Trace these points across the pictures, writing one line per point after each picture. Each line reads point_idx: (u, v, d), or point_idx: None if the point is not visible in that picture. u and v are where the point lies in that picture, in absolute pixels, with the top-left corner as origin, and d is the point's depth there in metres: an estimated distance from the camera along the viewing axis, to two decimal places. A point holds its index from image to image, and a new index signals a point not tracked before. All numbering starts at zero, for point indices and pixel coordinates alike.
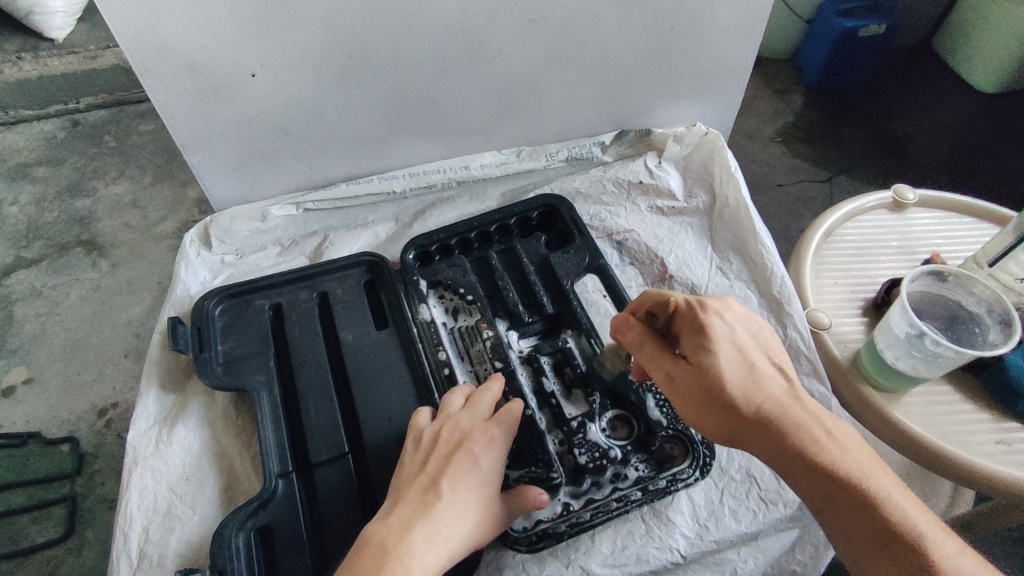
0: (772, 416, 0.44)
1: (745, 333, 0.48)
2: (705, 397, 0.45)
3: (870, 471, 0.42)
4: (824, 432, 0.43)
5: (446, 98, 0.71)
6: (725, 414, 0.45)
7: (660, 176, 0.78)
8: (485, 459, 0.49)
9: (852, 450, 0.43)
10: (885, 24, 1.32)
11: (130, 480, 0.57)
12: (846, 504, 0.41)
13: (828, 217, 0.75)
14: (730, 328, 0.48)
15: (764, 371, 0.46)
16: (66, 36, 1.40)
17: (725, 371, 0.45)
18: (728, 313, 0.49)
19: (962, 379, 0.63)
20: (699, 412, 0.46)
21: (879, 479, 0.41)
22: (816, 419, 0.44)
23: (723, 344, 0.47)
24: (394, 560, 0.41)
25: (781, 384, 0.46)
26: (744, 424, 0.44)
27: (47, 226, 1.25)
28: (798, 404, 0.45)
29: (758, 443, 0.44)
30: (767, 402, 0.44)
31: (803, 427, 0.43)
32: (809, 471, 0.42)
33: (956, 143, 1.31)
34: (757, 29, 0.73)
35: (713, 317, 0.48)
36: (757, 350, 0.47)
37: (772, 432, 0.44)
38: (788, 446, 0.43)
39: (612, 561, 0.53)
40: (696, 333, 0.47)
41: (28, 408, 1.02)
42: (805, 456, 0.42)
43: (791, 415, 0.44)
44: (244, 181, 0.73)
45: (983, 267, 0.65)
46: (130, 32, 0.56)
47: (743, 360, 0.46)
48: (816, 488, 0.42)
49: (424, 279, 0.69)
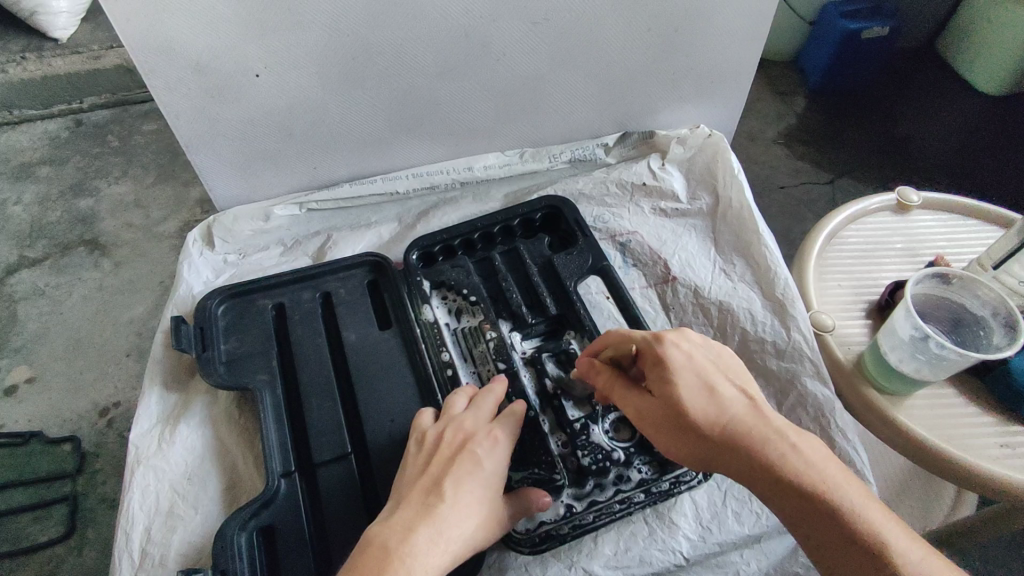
0: (735, 441, 0.44)
1: (705, 359, 0.48)
2: (673, 430, 0.46)
3: (839, 483, 0.41)
4: (789, 448, 0.43)
5: (450, 99, 0.71)
6: (692, 444, 0.45)
7: (664, 177, 0.78)
8: (489, 461, 0.49)
9: (821, 463, 0.42)
10: (888, 26, 1.32)
11: (132, 480, 0.57)
12: (819, 521, 0.40)
13: (832, 219, 0.75)
14: (688, 356, 0.48)
15: (727, 395, 0.46)
16: (70, 36, 1.41)
17: (685, 401, 0.45)
18: (686, 341, 0.49)
19: (967, 382, 0.62)
20: (671, 445, 0.46)
21: (850, 492, 0.41)
22: (781, 435, 0.43)
23: (683, 373, 0.47)
24: (397, 561, 0.40)
25: (744, 405, 0.45)
26: (713, 452, 0.44)
27: (50, 226, 1.25)
28: (764, 423, 0.44)
29: (727, 469, 0.44)
30: (731, 426, 0.44)
31: (769, 446, 0.43)
32: (781, 492, 0.42)
33: (959, 146, 1.31)
34: (761, 32, 0.73)
35: (669, 347, 0.48)
36: (719, 374, 0.47)
37: (741, 457, 0.43)
38: (752, 469, 0.43)
39: (615, 562, 0.53)
40: (655, 365, 0.48)
41: (31, 407, 1.02)
42: (773, 477, 0.42)
43: (755, 435, 0.43)
44: (248, 181, 0.73)
45: (987, 270, 0.65)
46: (135, 32, 0.56)
47: (703, 387, 0.46)
48: (790, 508, 0.41)
49: (427, 279, 0.69)
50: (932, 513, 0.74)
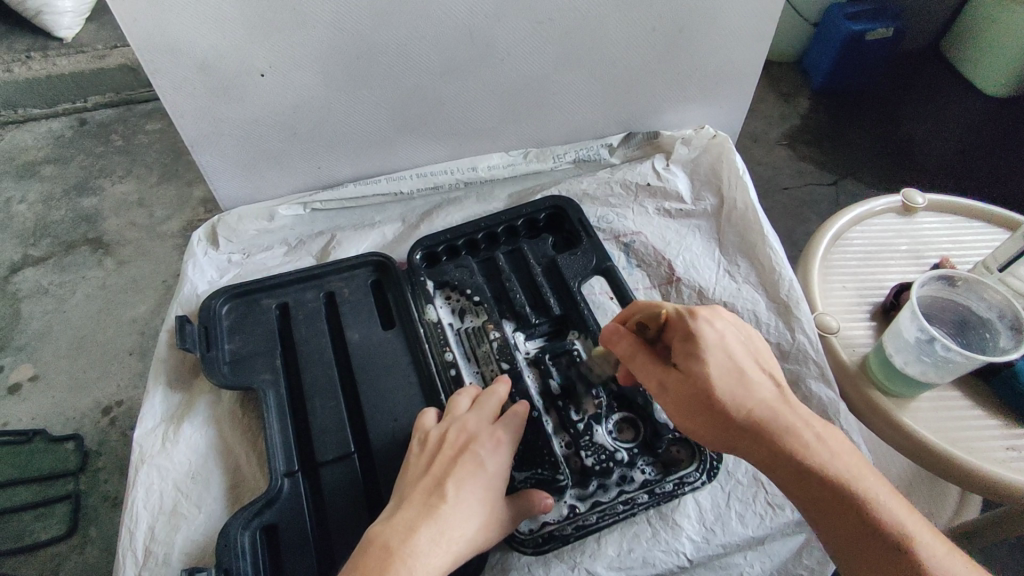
0: (762, 423, 0.43)
1: (735, 339, 0.48)
2: (697, 405, 0.45)
3: (859, 474, 0.42)
4: (814, 435, 0.43)
5: (454, 99, 0.71)
6: (716, 421, 0.45)
7: (668, 178, 0.78)
8: (490, 462, 0.49)
9: (842, 454, 0.43)
10: (892, 27, 1.32)
11: (136, 478, 0.57)
12: (838, 509, 0.40)
13: (836, 221, 0.75)
14: (721, 335, 0.47)
15: (756, 377, 0.46)
16: (74, 36, 1.41)
17: (715, 379, 0.45)
18: (718, 320, 0.48)
19: (971, 384, 0.62)
20: (692, 420, 0.46)
21: (869, 483, 0.41)
22: (806, 423, 0.44)
23: (714, 351, 0.46)
24: (398, 561, 0.41)
25: (771, 389, 0.45)
26: (736, 432, 0.44)
27: (53, 225, 1.25)
28: (789, 409, 0.44)
29: (750, 449, 0.44)
30: (758, 408, 0.44)
31: (793, 433, 0.43)
32: (801, 478, 0.42)
33: (963, 148, 1.30)
34: (766, 32, 0.73)
35: (703, 325, 0.47)
36: (748, 356, 0.47)
37: (765, 440, 0.43)
38: (777, 451, 0.43)
39: (618, 563, 0.53)
40: (686, 342, 0.47)
41: (34, 405, 1.03)
42: (796, 463, 0.42)
43: (781, 421, 0.43)
44: (251, 180, 0.73)
45: (993, 271, 0.65)
46: (141, 31, 0.56)
47: (733, 366, 0.45)
48: (807, 495, 0.42)
49: (430, 279, 0.69)
50: (936, 515, 0.74)
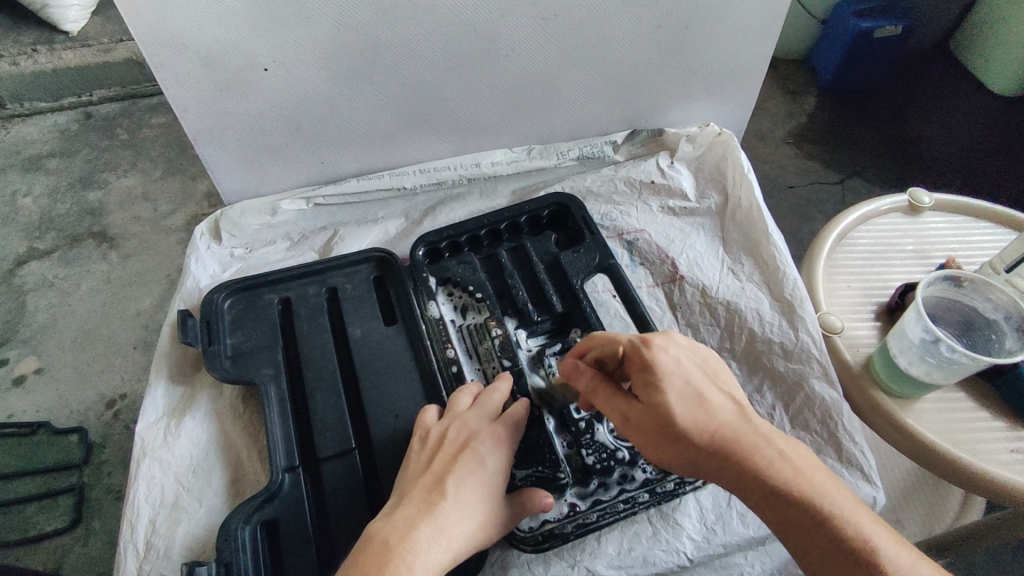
0: (727, 450, 0.43)
1: (692, 363, 0.47)
2: (660, 435, 0.44)
3: (826, 489, 0.41)
4: (777, 455, 0.42)
5: (458, 94, 0.70)
6: (681, 451, 0.44)
7: (671, 176, 0.78)
8: (491, 460, 0.49)
9: (805, 470, 0.42)
10: (900, 26, 1.30)
11: (138, 472, 0.58)
12: (807, 529, 0.40)
13: (842, 219, 0.74)
14: (677, 361, 0.46)
15: (717, 402, 0.45)
16: (80, 29, 1.41)
17: (675, 408, 0.44)
18: (673, 344, 0.47)
19: (976, 386, 0.62)
20: (657, 451, 0.45)
21: (835, 497, 0.41)
22: (769, 442, 0.43)
23: (673, 378, 0.45)
24: (398, 558, 0.40)
25: (731, 409, 0.45)
26: (699, 461, 0.43)
27: (59, 218, 1.26)
28: (750, 428, 0.44)
29: (717, 475, 0.43)
30: (721, 434, 0.43)
31: (757, 455, 0.42)
32: (769, 500, 0.41)
33: (972, 147, 1.29)
34: (772, 29, 0.73)
35: (658, 352, 0.46)
36: (706, 380, 0.46)
37: (729, 465, 0.42)
38: (743, 478, 0.42)
39: (618, 562, 0.53)
40: (642, 370, 0.46)
41: (39, 398, 1.03)
42: (761, 488, 0.42)
43: (742, 444, 0.43)
44: (255, 174, 0.73)
45: (1000, 272, 0.64)
46: (145, 24, 0.56)
47: (692, 393, 0.45)
48: (777, 516, 0.41)
49: (433, 276, 0.68)
50: (941, 518, 0.73)
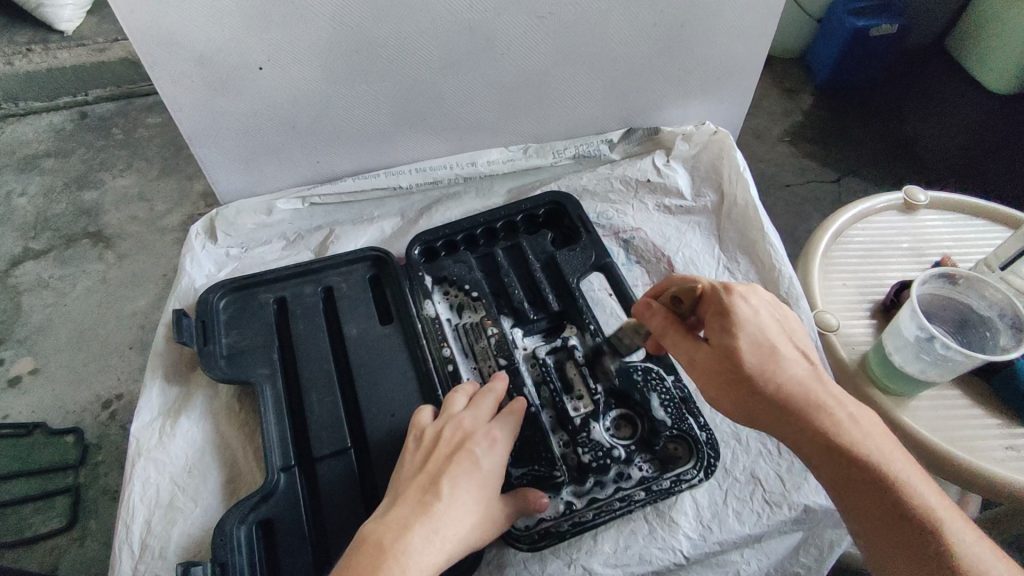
0: (792, 401, 0.44)
1: (769, 316, 0.47)
2: (725, 376, 0.46)
3: (891, 457, 0.41)
4: (846, 416, 0.43)
5: (453, 93, 0.70)
6: (748, 396, 0.45)
7: (668, 175, 0.78)
8: (487, 460, 0.48)
9: (874, 434, 0.42)
10: (897, 24, 1.30)
11: (133, 472, 0.57)
12: (865, 490, 0.40)
13: (838, 218, 0.74)
14: (755, 310, 0.47)
15: (790, 355, 0.46)
16: (75, 28, 1.41)
17: (745, 352, 0.45)
18: (754, 295, 0.48)
19: (971, 383, 0.62)
20: (719, 394, 0.46)
21: (901, 466, 0.41)
22: (839, 401, 0.44)
23: (747, 326, 0.46)
24: (391, 560, 0.40)
25: (805, 366, 0.45)
26: (762, 406, 0.44)
27: (55, 218, 1.25)
28: (820, 385, 0.44)
29: (779, 425, 0.44)
30: (791, 385, 0.44)
31: (824, 411, 0.43)
32: (829, 457, 0.42)
33: (967, 145, 1.29)
34: (768, 28, 0.73)
35: (737, 299, 0.47)
36: (782, 333, 0.47)
37: (793, 415, 0.43)
38: (806, 431, 0.43)
39: (614, 560, 0.53)
40: (718, 316, 0.47)
41: (34, 399, 1.03)
42: (823, 443, 0.42)
43: (811, 398, 0.44)
44: (251, 174, 0.73)
45: (994, 271, 0.64)
46: (138, 23, 0.56)
47: (766, 343, 0.45)
48: (835, 475, 0.42)
49: (429, 275, 0.69)
50: None
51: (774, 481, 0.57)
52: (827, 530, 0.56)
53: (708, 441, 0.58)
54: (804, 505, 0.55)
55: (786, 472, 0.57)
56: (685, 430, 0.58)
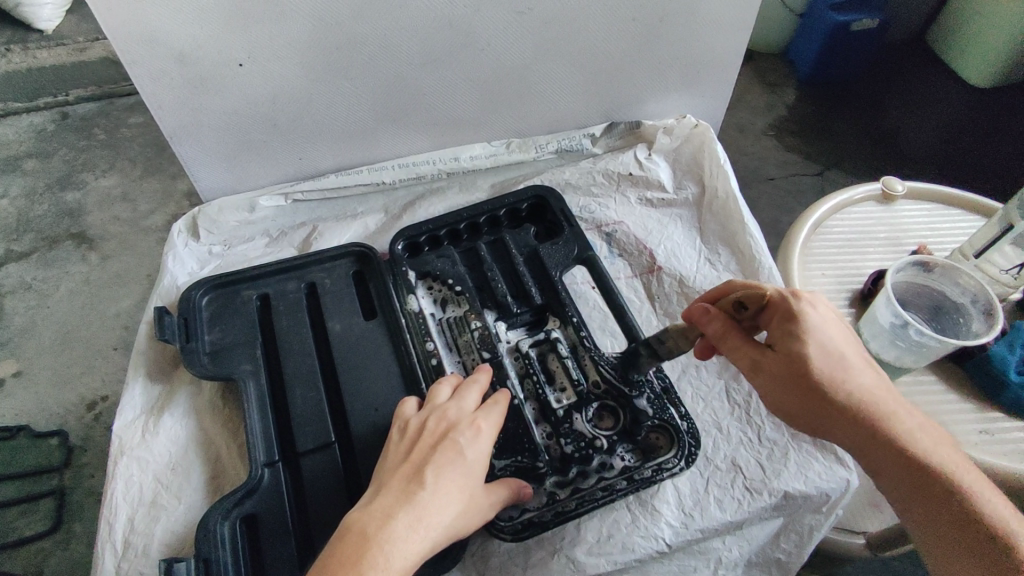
0: (862, 409, 0.44)
1: (838, 324, 0.48)
2: (794, 383, 0.46)
3: (960, 467, 0.42)
4: (915, 425, 0.44)
5: (435, 89, 0.71)
6: (817, 402, 0.45)
7: (649, 168, 0.78)
8: (470, 450, 0.48)
9: (942, 446, 0.43)
10: (877, 18, 1.32)
11: (116, 470, 0.57)
12: (932, 491, 0.41)
13: (817, 209, 0.75)
14: (824, 318, 0.47)
15: (858, 362, 0.46)
16: (54, 27, 1.40)
17: (816, 359, 0.45)
18: (819, 304, 0.49)
19: (946, 369, 0.63)
20: (784, 400, 0.46)
21: (970, 476, 0.41)
22: (908, 411, 0.44)
23: (817, 333, 0.46)
24: (374, 548, 0.40)
25: (871, 374, 0.46)
26: (830, 412, 0.45)
27: (37, 219, 1.24)
28: (889, 394, 0.45)
29: (845, 431, 0.44)
30: (859, 391, 0.45)
31: (894, 421, 0.44)
32: (897, 463, 0.42)
33: (946, 138, 1.31)
34: (746, 21, 0.73)
35: (807, 306, 0.48)
36: (848, 341, 0.47)
37: (862, 423, 0.44)
38: (873, 438, 0.43)
39: (597, 549, 0.54)
40: (786, 321, 0.47)
41: (17, 402, 1.02)
42: (892, 450, 0.43)
43: (881, 408, 0.44)
44: (233, 171, 0.73)
45: (969, 259, 0.66)
46: (115, 20, 0.56)
47: (835, 350, 0.46)
48: (903, 482, 0.42)
49: (413, 270, 0.69)
50: None
51: (754, 467, 0.57)
52: (806, 515, 0.56)
53: (689, 430, 0.58)
54: (783, 491, 0.56)
55: (766, 459, 0.58)
56: (666, 420, 0.58)
